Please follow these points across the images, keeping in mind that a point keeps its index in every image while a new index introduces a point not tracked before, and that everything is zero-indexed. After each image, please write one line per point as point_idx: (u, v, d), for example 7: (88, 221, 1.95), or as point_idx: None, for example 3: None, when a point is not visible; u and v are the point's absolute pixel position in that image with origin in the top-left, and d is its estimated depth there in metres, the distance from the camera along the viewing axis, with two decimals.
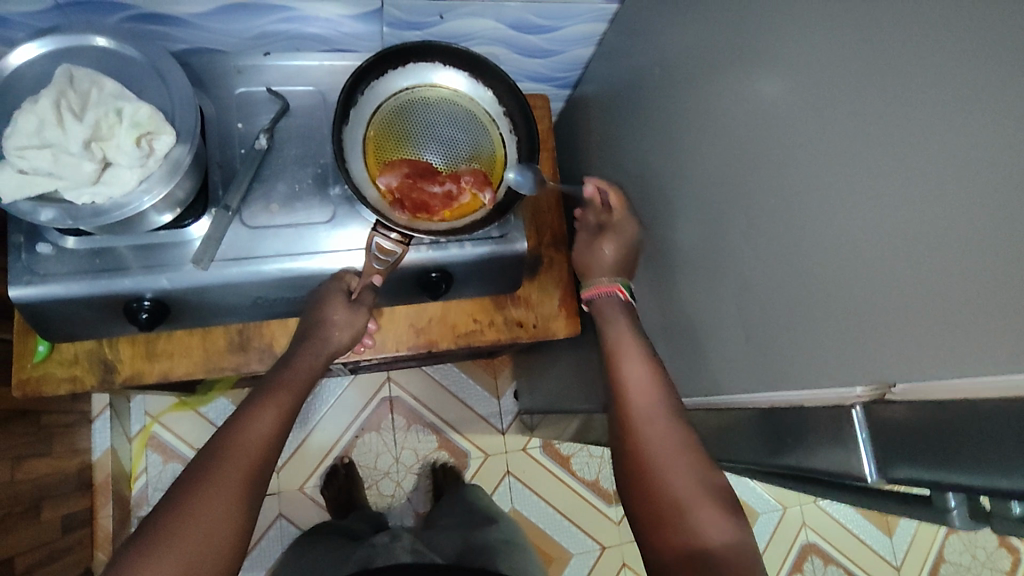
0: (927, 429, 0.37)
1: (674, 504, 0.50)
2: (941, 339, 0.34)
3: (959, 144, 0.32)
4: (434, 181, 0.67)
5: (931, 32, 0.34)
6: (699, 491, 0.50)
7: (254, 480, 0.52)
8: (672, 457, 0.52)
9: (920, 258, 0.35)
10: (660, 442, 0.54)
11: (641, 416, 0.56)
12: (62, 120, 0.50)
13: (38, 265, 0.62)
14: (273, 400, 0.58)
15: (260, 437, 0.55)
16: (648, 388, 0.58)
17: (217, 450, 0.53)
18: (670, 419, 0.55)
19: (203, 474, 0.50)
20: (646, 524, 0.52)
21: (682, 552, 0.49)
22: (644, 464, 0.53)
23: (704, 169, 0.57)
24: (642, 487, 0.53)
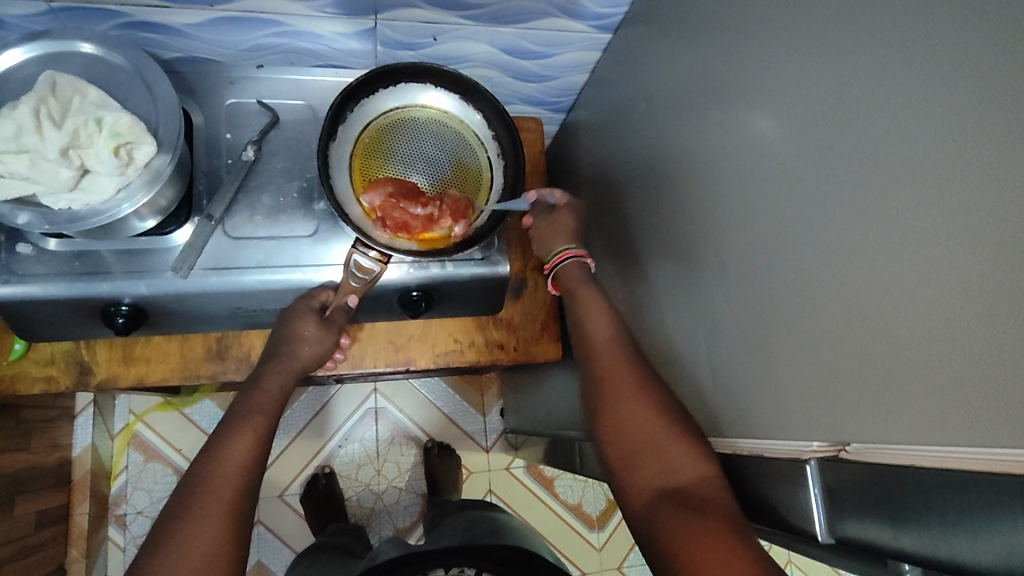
0: (875, 490, 0.38)
1: (644, 445, 0.51)
2: (897, 403, 0.34)
3: (921, 206, 0.32)
4: (416, 203, 0.66)
5: (899, 91, 0.34)
6: (668, 428, 0.51)
7: (238, 511, 0.53)
8: (637, 403, 0.53)
9: (882, 318, 0.34)
10: (624, 395, 0.55)
11: (607, 374, 0.57)
12: (40, 127, 0.50)
13: (17, 265, 0.62)
14: (247, 425, 0.58)
15: (239, 463, 0.55)
16: (615, 349, 0.59)
17: (195, 486, 0.53)
18: (633, 371, 0.56)
19: (184, 512, 0.51)
20: (620, 475, 0.52)
21: (655, 486, 0.48)
22: (613, 419, 0.54)
23: (684, 206, 0.57)
24: (620, 435, 0.53)
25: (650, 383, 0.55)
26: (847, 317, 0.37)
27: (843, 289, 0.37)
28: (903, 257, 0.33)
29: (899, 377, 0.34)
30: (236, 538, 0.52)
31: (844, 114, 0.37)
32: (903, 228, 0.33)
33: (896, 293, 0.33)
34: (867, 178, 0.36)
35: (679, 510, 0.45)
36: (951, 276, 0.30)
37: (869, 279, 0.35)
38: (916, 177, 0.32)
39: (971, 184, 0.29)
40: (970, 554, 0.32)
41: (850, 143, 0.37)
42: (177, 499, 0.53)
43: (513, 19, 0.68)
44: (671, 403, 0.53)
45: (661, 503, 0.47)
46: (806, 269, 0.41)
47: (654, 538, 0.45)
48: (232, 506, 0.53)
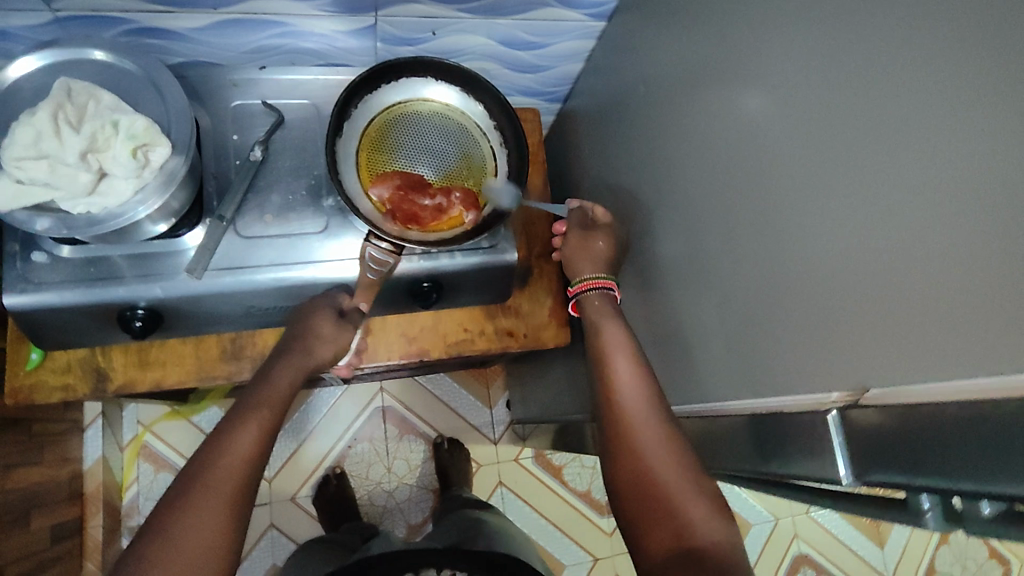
0: (900, 435, 0.38)
1: (658, 495, 0.53)
2: (918, 345, 0.36)
3: (928, 158, 0.34)
4: (424, 194, 0.69)
5: (900, 51, 0.35)
6: (685, 485, 0.53)
7: (237, 509, 0.53)
8: (656, 453, 0.54)
9: (895, 267, 0.36)
10: (651, 443, 0.55)
11: (631, 414, 0.57)
12: (59, 132, 0.51)
13: (32, 273, 0.63)
14: (253, 419, 0.57)
15: (242, 455, 0.55)
16: (635, 386, 0.58)
17: (195, 474, 0.53)
18: (661, 419, 0.56)
19: (184, 502, 0.51)
20: (634, 523, 0.54)
21: (668, 542, 0.51)
22: (636, 468, 0.54)
23: (688, 181, 0.59)
24: (636, 481, 0.54)
25: (677, 433, 0.56)
26: (863, 269, 0.39)
27: (856, 243, 0.39)
28: (912, 208, 0.35)
29: (918, 319, 0.35)
30: (231, 540, 0.52)
31: (847, 79, 0.39)
32: (911, 180, 0.35)
33: (909, 243, 0.35)
34: (873, 136, 0.37)
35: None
36: (964, 221, 0.32)
37: (881, 233, 0.37)
38: (921, 132, 0.34)
39: (976, 132, 0.31)
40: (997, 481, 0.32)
41: (854, 105, 0.38)
42: (176, 488, 0.52)
43: (509, 11, 0.70)
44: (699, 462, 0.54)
45: (678, 567, 0.50)
46: (817, 231, 0.42)
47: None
48: (232, 502, 0.53)
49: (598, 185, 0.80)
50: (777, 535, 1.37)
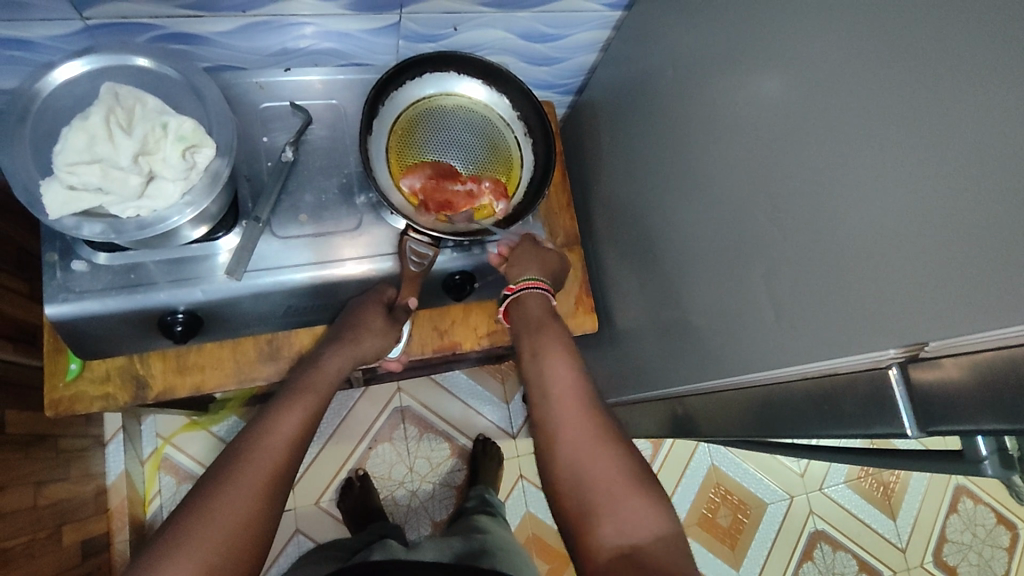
0: (966, 386, 0.39)
1: (601, 493, 0.54)
2: (961, 301, 0.37)
3: (969, 118, 0.35)
4: (455, 182, 0.70)
5: (940, 17, 0.37)
6: (624, 482, 0.54)
7: (275, 487, 0.54)
8: (594, 452, 0.56)
9: (935, 225, 0.37)
10: (586, 445, 0.57)
11: (567, 418, 0.59)
12: (111, 135, 0.51)
13: (73, 282, 0.63)
14: (298, 403, 0.60)
15: (286, 436, 0.57)
16: (575, 392, 0.61)
17: (241, 451, 0.55)
18: (593, 421, 0.58)
19: (229, 477, 0.52)
20: (574, 530, 0.54)
21: (611, 542, 0.52)
22: (576, 471, 0.56)
23: (716, 160, 0.60)
24: (579, 483, 0.55)
25: (609, 432, 0.58)
26: (902, 230, 0.40)
27: (893, 206, 0.40)
28: (951, 168, 0.36)
29: (959, 272, 0.36)
30: (267, 516, 0.52)
31: (882, 48, 0.40)
32: (952, 141, 0.36)
33: (947, 202, 0.37)
34: (910, 102, 0.39)
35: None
36: (1004, 177, 0.33)
37: (918, 195, 0.38)
38: (961, 93, 0.35)
39: (1017, 90, 0.33)
40: None
41: (891, 72, 0.40)
42: (220, 465, 0.54)
43: (529, 4, 0.71)
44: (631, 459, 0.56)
45: (620, 566, 0.50)
46: (850, 198, 0.44)
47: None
48: (271, 480, 0.54)
49: (617, 172, 0.82)
50: (793, 513, 1.40)
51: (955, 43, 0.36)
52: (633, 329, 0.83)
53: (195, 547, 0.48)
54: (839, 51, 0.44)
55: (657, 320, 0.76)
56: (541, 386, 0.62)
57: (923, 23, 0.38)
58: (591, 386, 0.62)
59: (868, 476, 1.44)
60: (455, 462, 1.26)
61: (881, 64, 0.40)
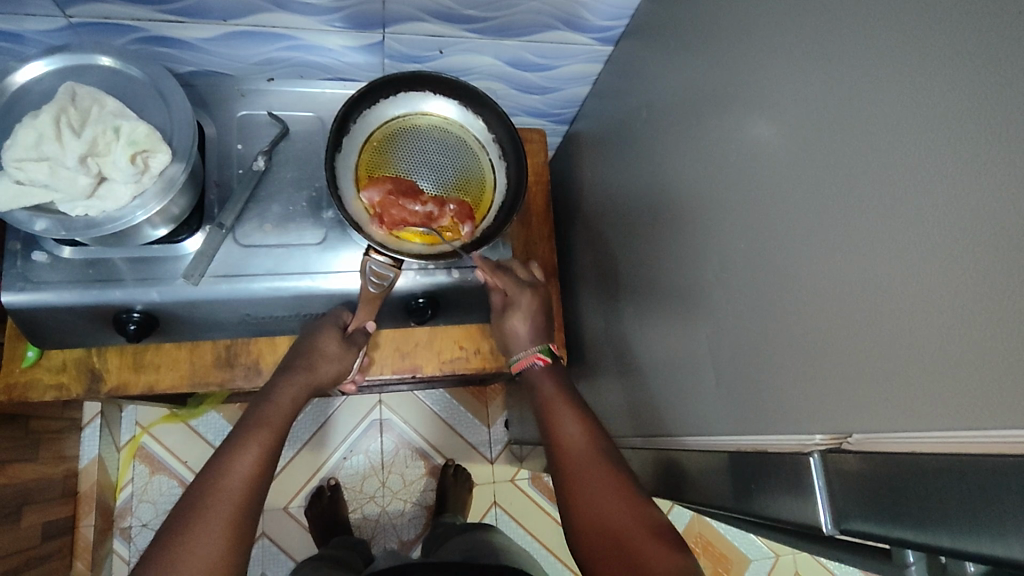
0: (875, 485, 0.38)
1: (619, 544, 0.51)
2: (902, 394, 0.35)
3: (925, 198, 0.33)
4: (415, 200, 0.68)
5: (898, 92, 0.35)
6: (642, 533, 0.51)
7: (236, 535, 0.51)
8: (608, 494, 0.55)
9: (892, 308, 0.35)
10: (598, 489, 0.55)
11: (583, 471, 0.57)
12: (60, 135, 0.52)
13: (32, 273, 0.63)
14: (253, 439, 0.56)
15: (241, 478, 0.54)
16: (577, 433, 0.61)
17: (194, 504, 0.51)
18: (604, 464, 0.57)
19: (183, 527, 0.50)
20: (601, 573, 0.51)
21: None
22: (594, 518, 0.54)
23: (686, 209, 0.58)
24: (592, 534, 0.53)
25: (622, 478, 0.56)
26: (854, 307, 0.38)
27: (847, 284, 0.39)
28: (899, 252, 0.35)
29: (914, 361, 0.34)
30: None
31: (847, 117, 0.39)
32: (911, 219, 0.34)
33: (894, 286, 0.35)
34: (869, 176, 0.37)
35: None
36: (950, 267, 0.32)
37: (868, 274, 0.37)
38: (914, 173, 0.34)
39: (964, 176, 0.31)
40: (993, 544, 0.31)
41: (853, 144, 0.38)
42: (175, 515, 0.51)
43: (517, 32, 0.70)
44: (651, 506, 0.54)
45: None
46: (808, 268, 0.42)
47: None
48: (232, 527, 0.51)
49: (598, 208, 0.80)
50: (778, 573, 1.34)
51: (917, 116, 0.34)
52: (601, 371, 0.81)
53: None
54: (809, 116, 0.42)
55: (621, 364, 0.74)
56: (556, 436, 0.62)
57: (887, 95, 0.36)
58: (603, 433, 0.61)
59: None
60: (429, 482, 1.25)
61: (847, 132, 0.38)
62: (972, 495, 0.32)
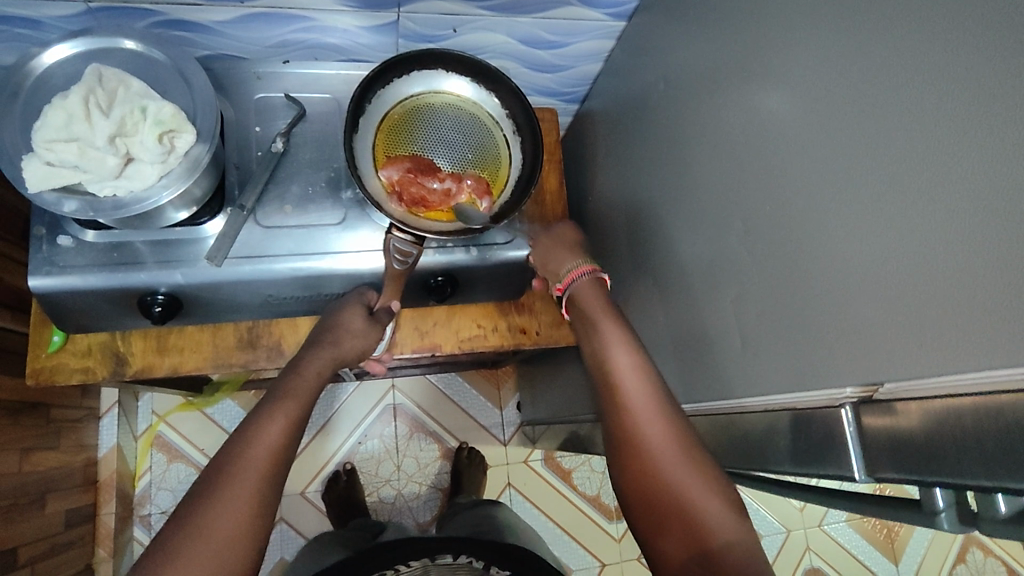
0: (921, 429, 0.38)
1: (674, 498, 0.50)
2: (930, 342, 0.36)
3: (950, 151, 0.34)
4: (433, 177, 0.69)
5: (919, 48, 0.36)
6: (698, 487, 0.50)
7: (262, 501, 0.50)
8: (664, 444, 0.52)
9: (917, 259, 0.36)
10: (659, 443, 0.52)
11: (640, 425, 0.54)
12: (89, 116, 0.53)
13: (57, 257, 0.64)
14: (280, 408, 0.56)
15: (271, 442, 0.53)
16: (635, 376, 0.57)
17: (222, 466, 0.51)
18: (662, 409, 0.54)
19: (210, 490, 0.49)
20: (649, 531, 0.51)
21: (686, 543, 0.48)
22: (647, 469, 0.52)
23: (703, 179, 0.60)
24: (647, 487, 0.52)
25: (683, 434, 0.53)
26: (878, 261, 0.39)
27: (868, 240, 0.40)
28: (924, 204, 0.36)
29: (941, 310, 0.35)
30: (255, 538, 0.49)
31: (867, 76, 0.40)
32: (934, 172, 0.35)
33: (919, 237, 0.36)
34: (891, 132, 0.38)
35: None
36: (973, 216, 0.33)
37: (890, 228, 0.38)
38: (939, 127, 0.35)
39: (989, 127, 0.32)
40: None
41: (874, 102, 0.39)
42: (204, 477, 0.51)
43: (530, 9, 0.71)
44: (710, 467, 0.51)
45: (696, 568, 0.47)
46: (830, 227, 0.43)
47: None
48: (257, 493, 0.50)
49: (612, 184, 0.81)
50: (789, 548, 1.36)
51: (939, 72, 0.35)
52: None
53: (182, 566, 0.45)
54: (827, 78, 0.43)
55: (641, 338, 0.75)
56: (610, 389, 0.57)
57: (907, 53, 0.37)
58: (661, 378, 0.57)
59: (871, 517, 1.40)
60: (443, 464, 1.26)
61: (868, 92, 0.39)
62: (1015, 429, 0.33)
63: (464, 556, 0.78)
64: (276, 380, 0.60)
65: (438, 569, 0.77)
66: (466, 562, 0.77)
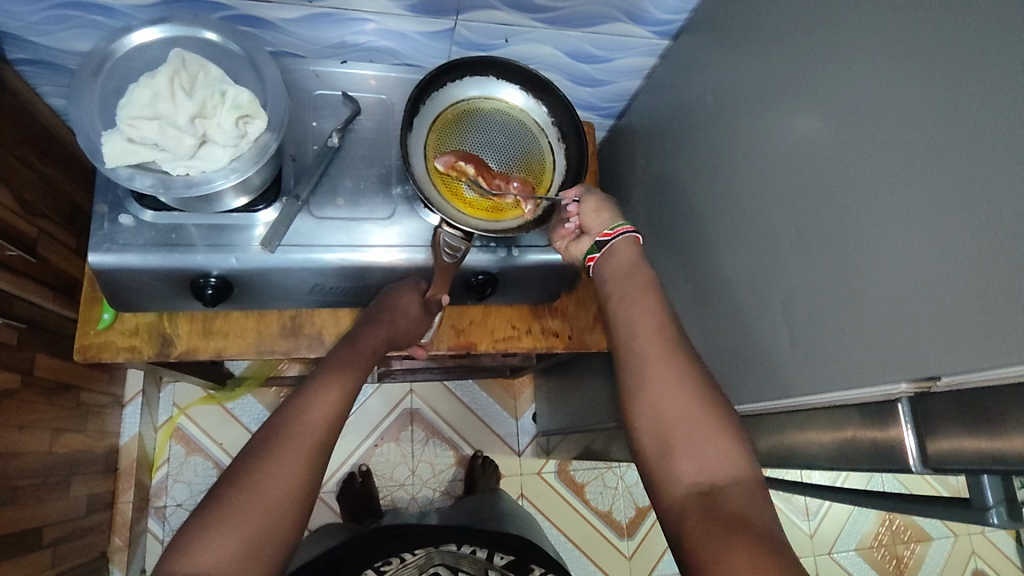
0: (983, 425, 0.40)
1: (679, 431, 0.53)
2: (984, 335, 0.38)
3: (1005, 159, 0.37)
4: (483, 177, 0.71)
5: (986, 61, 0.38)
6: (704, 424, 0.52)
7: (314, 467, 0.52)
8: (676, 380, 0.54)
9: (973, 260, 0.38)
10: (671, 382, 0.54)
11: (655, 369, 0.56)
12: (173, 96, 0.55)
13: (118, 235, 0.66)
14: (336, 381, 0.58)
15: (327, 410, 0.55)
16: (653, 322, 0.59)
17: (278, 428, 0.52)
18: (677, 354, 0.56)
19: (267, 451, 0.51)
20: (655, 460, 0.53)
21: (689, 473, 0.51)
22: (656, 405, 0.54)
23: (745, 189, 0.62)
24: (655, 420, 0.54)
25: (698, 378, 0.55)
26: (931, 262, 0.41)
27: (923, 243, 0.42)
28: (983, 208, 0.38)
29: (996, 306, 0.37)
30: (306, 494, 0.50)
31: (926, 88, 0.42)
32: (992, 178, 0.37)
33: (982, 238, 0.38)
34: (953, 139, 0.40)
35: (707, 506, 0.48)
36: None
37: (950, 229, 0.40)
38: (996, 137, 0.37)
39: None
40: None
41: (933, 112, 0.41)
42: (261, 437, 0.52)
43: (580, 24, 0.74)
44: (720, 408, 0.53)
45: (698, 497, 0.49)
46: (884, 231, 0.45)
47: (682, 539, 0.48)
48: (309, 458, 0.51)
49: (649, 195, 0.83)
50: None
51: (995, 88, 0.37)
52: None
53: (235, 520, 0.46)
54: (884, 90, 0.46)
55: None
56: (624, 332, 0.60)
57: (963, 70, 0.39)
58: (680, 330, 0.59)
59: (880, 547, 1.40)
60: (457, 471, 1.27)
61: (924, 105, 0.42)
62: None
63: (466, 546, 0.83)
64: (333, 352, 0.62)
65: (442, 555, 0.82)
66: (468, 553, 0.83)
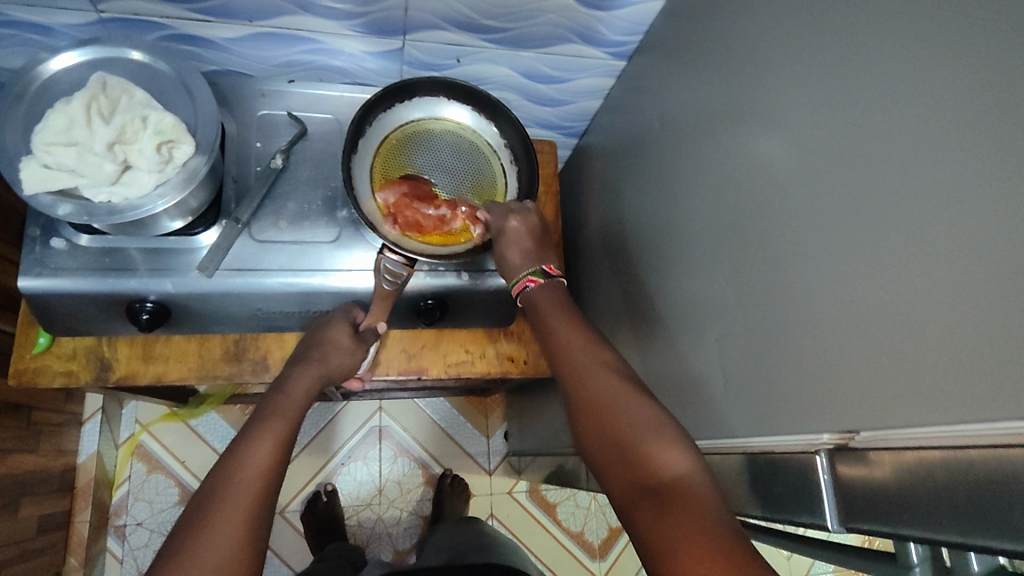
0: (895, 483, 0.37)
1: (624, 446, 0.49)
2: (906, 391, 0.36)
3: (929, 205, 0.35)
4: (429, 204, 0.70)
5: (910, 100, 0.37)
6: (646, 433, 0.49)
7: (253, 527, 0.49)
8: (615, 400, 0.52)
9: (899, 309, 0.37)
10: (611, 401, 0.52)
11: (593, 381, 0.55)
12: (90, 122, 0.54)
13: (49, 259, 0.64)
14: (269, 430, 0.55)
15: (263, 463, 0.52)
16: (590, 348, 0.58)
17: (211, 489, 0.50)
18: (611, 374, 0.55)
19: (200, 516, 0.48)
20: (608, 479, 0.50)
21: (637, 481, 0.47)
22: (603, 428, 0.51)
23: (691, 218, 0.60)
24: (601, 439, 0.51)
25: (636, 391, 0.53)
26: (859, 309, 0.40)
27: (853, 288, 0.40)
28: (908, 255, 0.36)
29: (918, 361, 0.35)
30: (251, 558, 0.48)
31: (857, 125, 0.40)
32: (917, 224, 0.35)
33: (904, 285, 0.36)
34: (879, 180, 0.38)
35: (659, 505, 0.45)
36: (950, 268, 0.33)
37: (876, 275, 0.38)
38: (920, 181, 0.35)
39: (978, 181, 0.32)
40: (989, 536, 0.32)
41: (861, 150, 0.40)
42: (194, 503, 0.49)
43: (533, 44, 0.72)
44: (664, 413, 0.51)
45: (648, 500, 0.46)
46: (817, 273, 0.43)
47: (643, 543, 0.44)
48: (250, 519, 0.49)
49: (607, 219, 0.82)
50: None
51: (919, 130, 0.36)
52: None
53: None
54: (817, 125, 0.44)
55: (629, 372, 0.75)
56: (564, 366, 0.58)
57: (890, 109, 0.38)
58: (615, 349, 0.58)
59: None
60: (426, 491, 1.25)
61: (855, 143, 0.40)
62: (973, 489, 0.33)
63: None
64: (261, 397, 0.60)
65: None
66: None
